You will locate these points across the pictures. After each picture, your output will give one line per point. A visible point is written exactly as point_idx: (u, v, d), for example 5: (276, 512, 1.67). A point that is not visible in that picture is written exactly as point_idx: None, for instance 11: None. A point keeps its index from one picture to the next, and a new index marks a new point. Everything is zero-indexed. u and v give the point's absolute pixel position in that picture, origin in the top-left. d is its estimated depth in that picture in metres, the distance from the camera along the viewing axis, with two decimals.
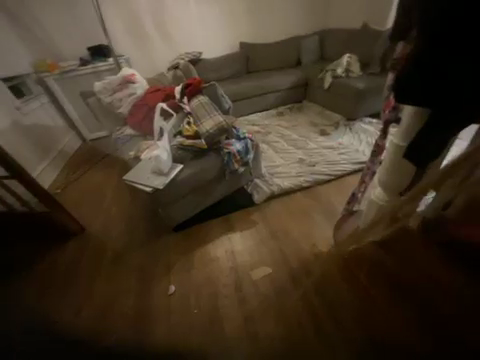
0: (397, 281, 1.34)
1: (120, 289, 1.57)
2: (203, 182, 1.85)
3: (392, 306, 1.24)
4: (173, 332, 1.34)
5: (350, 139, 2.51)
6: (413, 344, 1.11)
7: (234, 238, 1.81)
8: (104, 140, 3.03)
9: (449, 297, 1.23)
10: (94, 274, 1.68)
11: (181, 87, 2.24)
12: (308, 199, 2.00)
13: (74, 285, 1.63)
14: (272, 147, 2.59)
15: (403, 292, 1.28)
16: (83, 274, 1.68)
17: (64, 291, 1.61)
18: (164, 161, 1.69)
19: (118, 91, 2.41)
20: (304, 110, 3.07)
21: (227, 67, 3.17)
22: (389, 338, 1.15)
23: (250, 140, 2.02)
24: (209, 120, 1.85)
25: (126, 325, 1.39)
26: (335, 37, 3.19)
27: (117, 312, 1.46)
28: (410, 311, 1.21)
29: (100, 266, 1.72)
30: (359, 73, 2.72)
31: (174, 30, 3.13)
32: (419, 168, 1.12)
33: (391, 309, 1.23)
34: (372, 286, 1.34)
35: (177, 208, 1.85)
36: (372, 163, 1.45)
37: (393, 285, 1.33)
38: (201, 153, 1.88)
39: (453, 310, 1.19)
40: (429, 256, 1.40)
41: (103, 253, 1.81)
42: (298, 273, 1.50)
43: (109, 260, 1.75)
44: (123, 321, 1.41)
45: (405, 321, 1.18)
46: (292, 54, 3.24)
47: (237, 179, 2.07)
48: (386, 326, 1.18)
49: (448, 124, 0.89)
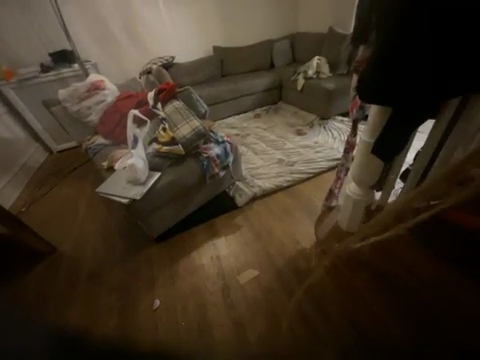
0: (381, 276, 1.40)
1: (101, 309, 1.46)
2: (183, 188, 1.81)
3: (377, 301, 1.30)
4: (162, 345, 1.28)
5: (325, 137, 2.62)
6: (396, 333, 1.18)
7: (219, 243, 1.78)
8: (73, 152, 2.81)
9: (422, 284, 1.33)
10: (70, 295, 1.54)
11: (154, 92, 2.18)
12: (289, 199, 2.04)
13: (46, 306, 1.49)
14: (252, 149, 2.61)
15: (386, 287, 1.35)
16: (57, 294, 1.55)
17: None
18: (142, 170, 1.64)
19: (87, 98, 2.26)
20: (280, 111, 3.15)
21: (201, 71, 3.15)
22: (373, 330, 1.20)
23: (229, 143, 2.02)
24: (186, 126, 1.82)
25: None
26: (305, 40, 3.32)
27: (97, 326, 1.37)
28: (392, 303, 1.28)
29: (76, 284, 1.60)
30: (329, 75, 2.86)
31: (144, 34, 3.04)
32: (386, 162, 1.20)
33: (375, 302, 1.30)
34: (355, 279, 1.41)
35: (158, 217, 1.79)
36: (345, 160, 1.52)
37: (376, 280, 1.39)
38: (179, 159, 1.83)
39: (429, 298, 1.27)
40: (404, 247, 1.51)
41: (79, 272, 1.67)
42: (284, 272, 1.52)
43: (85, 278, 1.62)
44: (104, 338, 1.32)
45: (389, 312, 1.25)
46: (265, 57, 3.31)
47: (218, 183, 2.04)
48: (370, 320, 1.24)
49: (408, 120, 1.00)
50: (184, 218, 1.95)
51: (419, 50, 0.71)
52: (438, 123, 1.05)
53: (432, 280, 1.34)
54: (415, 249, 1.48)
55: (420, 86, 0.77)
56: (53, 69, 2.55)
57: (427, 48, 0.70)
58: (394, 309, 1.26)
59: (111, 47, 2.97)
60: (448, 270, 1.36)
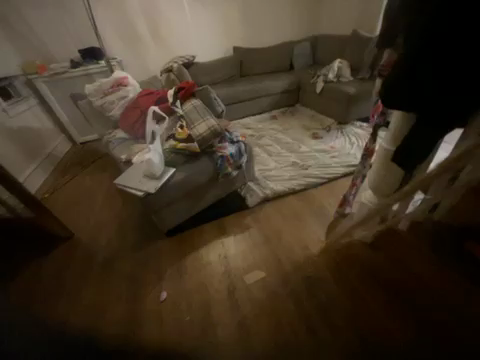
0: (392, 287, 1.32)
1: (111, 296, 1.52)
2: (196, 185, 1.84)
3: (385, 313, 1.24)
4: (166, 336, 1.31)
5: (342, 142, 2.55)
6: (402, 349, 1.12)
7: (227, 242, 1.79)
8: (95, 144, 2.95)
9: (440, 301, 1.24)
10: (83, 279, 1.63)
11: (174, 90, 2.24)
12: (300, 203, 2.01)
13: (62, 288, 1.59)
14: (266, 151, 2.60)
15: (397, 298, 1.27)
16: (73, 277, 1.65)
17: (51, 297, 1.55)
18: (158, 164, 1.68)
19: (110, 94, 2.37)
20: (296, 114, 3.11)
21: (220, 71, 3.19)
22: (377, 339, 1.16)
23: (243, 143, 2.04)
24: (202, 124, 1.85)
25: (113, 332, 1.35)
26: (327, 43, 3.25)
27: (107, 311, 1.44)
28: (401, 314, 1.21)
29: (90, 270, 1.68)
30: (350, 79, 2.79)
31: (167, 33, 3.12)
32: (405, 171, 1.16)
33: (383, 312, 1.24)
34: (365, 290, 1.34)
35: (170, 212, 1.84)
36: (361, 167, 1.48)
37: (387, 291, 1.31)
38: (194, 156, 1.87)
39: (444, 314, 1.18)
40: (422, 259, 1.41)
41: (93, 258, 1.75)
42: (291, 276, 1.50)
43: (99, 265, 1.70)
44: (112, 325, 1.38)
45: (396, 325, 1.18)
46: (285, 59, 3.29)
47: (231, 183, 2.06)
48: (376, 331, 1.19)
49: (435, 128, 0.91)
50: (195, 215, 2.00)
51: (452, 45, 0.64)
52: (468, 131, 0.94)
53: (451, 298, 1.25)
54: (435, 263, 1.37)
55: (443, 90, 0.70)
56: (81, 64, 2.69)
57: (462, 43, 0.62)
58: (402, 321, 1.19)
59: (136, 45, 3.09)
60: (469, 290, 1.27)
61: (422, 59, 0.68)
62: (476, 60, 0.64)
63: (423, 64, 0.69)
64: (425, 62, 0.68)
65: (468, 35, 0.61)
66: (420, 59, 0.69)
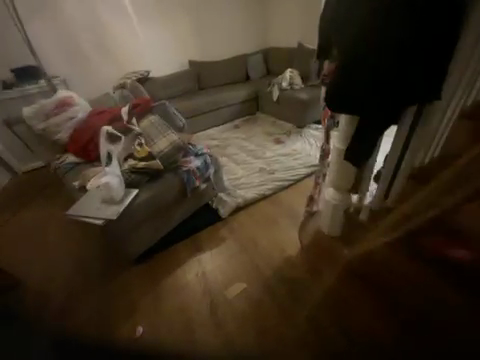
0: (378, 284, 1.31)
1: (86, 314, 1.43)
2: (163, 204, 1.75)
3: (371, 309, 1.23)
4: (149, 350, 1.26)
5: (302, 144, 2.71)
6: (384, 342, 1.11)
7: (204, 259, 1.71)
8: (40, 172, 2.57)
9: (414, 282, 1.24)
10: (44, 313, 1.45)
11: (128, 106, 2.13)
12: (272, 207, 2.05)
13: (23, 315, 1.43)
14: (232, 159, 2.61)
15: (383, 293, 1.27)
16: None
17: None
18: (116, 186, 1.56)
19: (54, 115, 2.14)
20: (258, 121, 3.22)
21: (178, 84, 3.16)
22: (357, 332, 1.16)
23: (208, 155, 2.03)
24: (163, 140, 1.80)
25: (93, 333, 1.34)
26: (278, 54, 3.48)
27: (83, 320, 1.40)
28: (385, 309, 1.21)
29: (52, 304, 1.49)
30: (301, 86, 3.02)
31: (116, 48, 2.98)
32: (357, 167, 1.28)
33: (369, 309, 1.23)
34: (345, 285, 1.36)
35: (136, 237, 1.69)
36: (322, 166, 1.58)
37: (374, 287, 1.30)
38: (157, 174, 1.76)
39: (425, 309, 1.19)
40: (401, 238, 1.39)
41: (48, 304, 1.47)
42: (272, 282, 1.50)
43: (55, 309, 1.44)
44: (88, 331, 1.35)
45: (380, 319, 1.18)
46: (240, 71, 3.42)
47: (200, 196, 1.99)
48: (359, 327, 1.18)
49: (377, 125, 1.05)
50: (165, 235, 1.86)
51: (408, 58, 0.83)
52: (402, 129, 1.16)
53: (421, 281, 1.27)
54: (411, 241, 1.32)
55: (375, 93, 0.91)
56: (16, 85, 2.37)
57: (416, 61, 0.83)
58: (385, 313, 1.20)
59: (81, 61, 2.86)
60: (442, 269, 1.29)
61: (380, 60, 0.85)
62: (406, 79, 0.87)
63: (379, 64, 0.85)
64: (380, 63, 0.85)
65: (417, 54, 0.82)
66: (379, 59, 0.85)
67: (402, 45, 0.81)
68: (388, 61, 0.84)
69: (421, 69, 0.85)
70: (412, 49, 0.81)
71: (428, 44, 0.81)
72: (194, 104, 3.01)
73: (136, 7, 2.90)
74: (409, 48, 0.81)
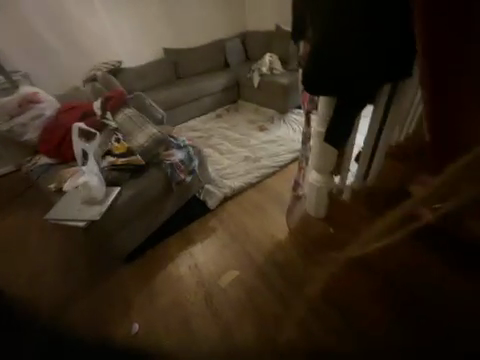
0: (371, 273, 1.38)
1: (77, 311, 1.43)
2: (149, 200, 1.71)
3: (367, 296, 1.31)
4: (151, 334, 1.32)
5: (285, 130, 2.72)
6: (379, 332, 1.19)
7: (195, 251, 1.72)
8: (12, 177, 2.32)
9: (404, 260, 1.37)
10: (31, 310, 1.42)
11: (101, 100, 2.01)
12: (260, 194, 2.07)
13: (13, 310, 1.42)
14: (217, 150, 2.58)
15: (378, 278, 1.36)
16: None
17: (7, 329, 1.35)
18: (95, 185, 1.50)
19: (20, 115, 1.97)
20: (240, 109, 3.16)
21: (154, 75, 3.00)
22: (360, 322, 1.23)
23: (191, 147, 1.96)
24: (142, 134, 1.76)
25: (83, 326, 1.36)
26: (256, 38, 3.38)
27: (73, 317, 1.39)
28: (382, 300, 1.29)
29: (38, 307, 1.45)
30: (281, 71, 2.98)
31: (82, 38, 2.76)
32: (337, 149, 1.31)
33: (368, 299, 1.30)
34: (335, 270, 1.44)
35: (122, 236, 1.63)
36: (305, 150, 1.60)
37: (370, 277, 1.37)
38: (138, 170, 1.70)
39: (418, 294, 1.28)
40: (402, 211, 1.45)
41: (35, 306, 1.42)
42: (264, 266, 1.55)
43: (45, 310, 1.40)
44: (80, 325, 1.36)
45: (374, 305, 1.27)
46: (219, 57, 3.30)
47: (186, 189, 1.97)
48: (360, 316, 1.25)
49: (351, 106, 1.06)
50: (153, 232, 1.82)
51: (381, 45, 0.85)
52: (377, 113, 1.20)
53: (402, 257, 1.42)
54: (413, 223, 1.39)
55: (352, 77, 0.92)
56: None
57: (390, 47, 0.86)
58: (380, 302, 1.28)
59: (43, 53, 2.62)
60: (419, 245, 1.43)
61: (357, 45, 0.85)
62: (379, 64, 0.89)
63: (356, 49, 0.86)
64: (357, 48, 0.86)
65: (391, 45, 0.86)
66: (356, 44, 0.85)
67: (377, 30, 0.83)
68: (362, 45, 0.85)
69: (388, 57, 0.89)
70: (385, 36, 0.84)
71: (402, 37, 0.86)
72: (173, 94, 2.90)
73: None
74: (383, 35, 0.83)
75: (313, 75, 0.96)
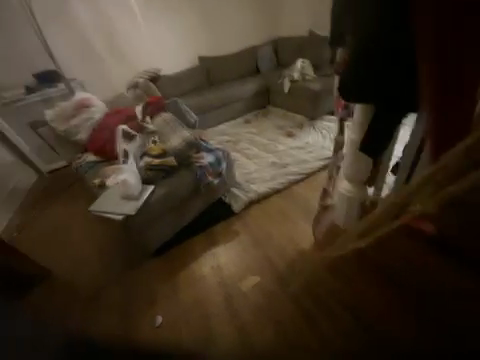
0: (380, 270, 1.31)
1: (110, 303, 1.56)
2: (179, 199, 1.80)
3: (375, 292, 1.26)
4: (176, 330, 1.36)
5: (315, 137, 2.65)
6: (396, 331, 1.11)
7: (218, 252, 1.76)
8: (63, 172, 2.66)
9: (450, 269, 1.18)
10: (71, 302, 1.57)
11: (142, 105, 2.20)
12: (285, 201, 2.04)
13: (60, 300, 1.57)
14: (244, 154, 2.62)
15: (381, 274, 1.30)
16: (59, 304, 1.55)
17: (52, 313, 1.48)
18: (133, 183, 1.64)
19: (74, 117, 2.23)
20: (269, 114, 3.17)
21: (189, 81, 3.18)
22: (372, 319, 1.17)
23: (220, 150, 2.03)
24: (176, 138, 1.87)
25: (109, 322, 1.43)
26: (289, 44, 3.37)
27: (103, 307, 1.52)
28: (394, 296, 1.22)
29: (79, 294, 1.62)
30: (313, 77, 2.93)
31: (128, 48, 3.05)
32: (373, 158, 1.24)
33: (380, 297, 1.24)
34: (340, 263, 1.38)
35: (153, 231, 1.74)
36: (337, 158, 1.54)
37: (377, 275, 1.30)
38: (170, 170, 1.81)
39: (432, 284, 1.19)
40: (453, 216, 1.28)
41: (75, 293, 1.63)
42: (286, 275, 1.53)
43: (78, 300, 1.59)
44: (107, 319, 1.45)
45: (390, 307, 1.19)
46: (250, 63, 3.37)
47: (214, 191, 2.02)
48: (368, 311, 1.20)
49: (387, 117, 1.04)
50: (181, 229, 1.90)
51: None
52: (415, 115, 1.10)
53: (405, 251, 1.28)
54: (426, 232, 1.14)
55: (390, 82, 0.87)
56: (38, 89, 2.52)
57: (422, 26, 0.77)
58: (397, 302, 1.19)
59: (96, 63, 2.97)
60: None
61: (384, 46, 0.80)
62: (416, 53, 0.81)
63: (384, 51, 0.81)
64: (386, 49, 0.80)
65: None
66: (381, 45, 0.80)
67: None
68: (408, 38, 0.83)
69: None
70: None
71: None
72: (205, 100, 3.03)
73: (146, 6, 2.95)
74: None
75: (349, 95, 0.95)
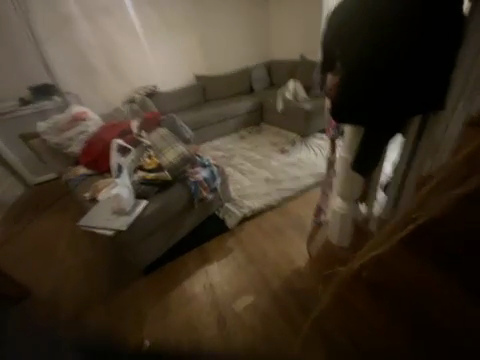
0: None
1: (100, 313, 1.49)
2: (172, 213, 1.77)
3: None
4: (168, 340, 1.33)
5: (307, 154, 2.73)
6: None
7: (211, 269, 1.71)
8: (53, 184, 2.60)
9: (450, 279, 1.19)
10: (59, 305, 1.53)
11: (139, 121, 2.23)
12: (280, 217, 2.04)
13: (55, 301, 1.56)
14: (238, 169, 2.65)
15: None
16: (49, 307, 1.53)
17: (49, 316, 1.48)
18: (125, 199, 1.60)
19: (67, 130, 2.21)
20: (262, 131, 3.26)
21: (186, 97, 3.28)
22: None
23: (216, 166, 2.03)
24: (171, 152, 1.85)
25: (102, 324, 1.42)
26: (281, 66, 3.55)
27: (92, 312, 1.49)
28: None
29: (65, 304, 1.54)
30: (304, 97, 3.06)
31: (127, 64, 3.13)
32: (364, 177, 1.28)
33: None
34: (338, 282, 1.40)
35: (142, 248, 1.67)
36: (329, 176, 1.59)
37: None
38: (164, 185, 1.80)
39: None
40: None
41: (57, 317, 1.47)
42: (281, 292, 1.49)
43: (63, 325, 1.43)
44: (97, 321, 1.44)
45: None
46: (245, 82, 3.52)
47: (207, 206, 2.01)
48: None
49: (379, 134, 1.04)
50: (172, 247, 1.84)
51: (419, 61, 0.85)
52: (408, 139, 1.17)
53: None
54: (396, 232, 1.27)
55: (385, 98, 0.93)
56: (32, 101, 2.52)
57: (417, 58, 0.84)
58: None
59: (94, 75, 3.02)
60: None
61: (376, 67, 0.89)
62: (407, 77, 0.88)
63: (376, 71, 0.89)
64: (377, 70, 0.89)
65: (417, 56, 0.84)
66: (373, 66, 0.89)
67: (417, 45, 0.82)
68: (392, 59, 0.85)
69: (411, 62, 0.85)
70: (420, 54, 0.84)
71: (432, 48, 0.83)
72: (200, 115, 3.10)
73: (146, 26, 3.07)
74: (422, 50, 0.83)
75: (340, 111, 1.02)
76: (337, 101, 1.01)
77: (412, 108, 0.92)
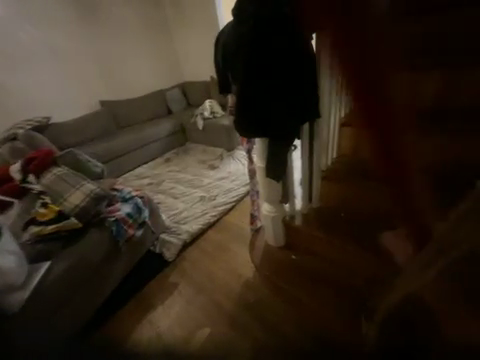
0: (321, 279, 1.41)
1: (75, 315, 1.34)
2: (93, 267, 1.41)
3: (323, 304, 1.32)
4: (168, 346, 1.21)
5: (236, 165, 2.80)
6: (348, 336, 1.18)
7: (158, 317, 1.47)
8: None
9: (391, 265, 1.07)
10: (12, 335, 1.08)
11: (21, 162, 1.70)
12: (221, 233, 2.00)
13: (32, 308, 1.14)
14: (170, 194, 2.48)
15: (326, 285, 1.39)
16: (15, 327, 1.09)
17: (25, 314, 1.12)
18: (12, 270, 1.09)
19: None
20: (189, 151, 3.20)
21: (94, 126, 2.91)
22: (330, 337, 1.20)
23: (139, 197, 1.74)
24: (75, 193, 1.42)
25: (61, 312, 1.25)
26: (195, 85, 3.59)
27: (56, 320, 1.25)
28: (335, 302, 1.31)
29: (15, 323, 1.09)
30: (222, 113, 3.17)
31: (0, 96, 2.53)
32: (280, 181, 1.41)
33: (327, 307, 1.30)
34: (274, 285, 1.49)
35: (55, 323, 1.25)
36: (253, 184, 1.68)
37: (320, 286, 1.39)
38: (73, 235, 1.40)
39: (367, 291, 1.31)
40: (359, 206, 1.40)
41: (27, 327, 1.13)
42: (235, 312, 1.41)
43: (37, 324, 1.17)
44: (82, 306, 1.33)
45: (342, 316, 1.25)
46: (160, 105, 3.40)
47: (139, 244, 1.72)
48: (327, 327, 1.23)
49: (275, 137, 1.13)
50: (102, 304, 1.51)
51: (303, 81, 1.05)
52: (305, 141, 1.34)
53: (339, 265, 1.41)
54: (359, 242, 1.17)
55: (285, 105, 1.06)
56: None
57: (302, 79, 1.04)
58: (344, 308, 1.28)
59: None
60: None
61: (270, 78, 1.00)
62: (299, 92, 1.06)
63: (270, 82, 1.01)
64: (272, 85, 1.01)
65: (303, 76, 1.04)
66: (269, 79, 1.00)
67: (304, 59, 1.02)
68: (295, 71, 1.02)
69: (300, 78, 1.04)
70: (299, 71, 1.03)
71: (308, 74, 1.06)
72: (115, 145, 2.81)
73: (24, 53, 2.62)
74: (300, 65, 1.02)
75: (245, 127, 1.11)
76: (241, 112, 1.08)
77: (306, 116, 1.11)
